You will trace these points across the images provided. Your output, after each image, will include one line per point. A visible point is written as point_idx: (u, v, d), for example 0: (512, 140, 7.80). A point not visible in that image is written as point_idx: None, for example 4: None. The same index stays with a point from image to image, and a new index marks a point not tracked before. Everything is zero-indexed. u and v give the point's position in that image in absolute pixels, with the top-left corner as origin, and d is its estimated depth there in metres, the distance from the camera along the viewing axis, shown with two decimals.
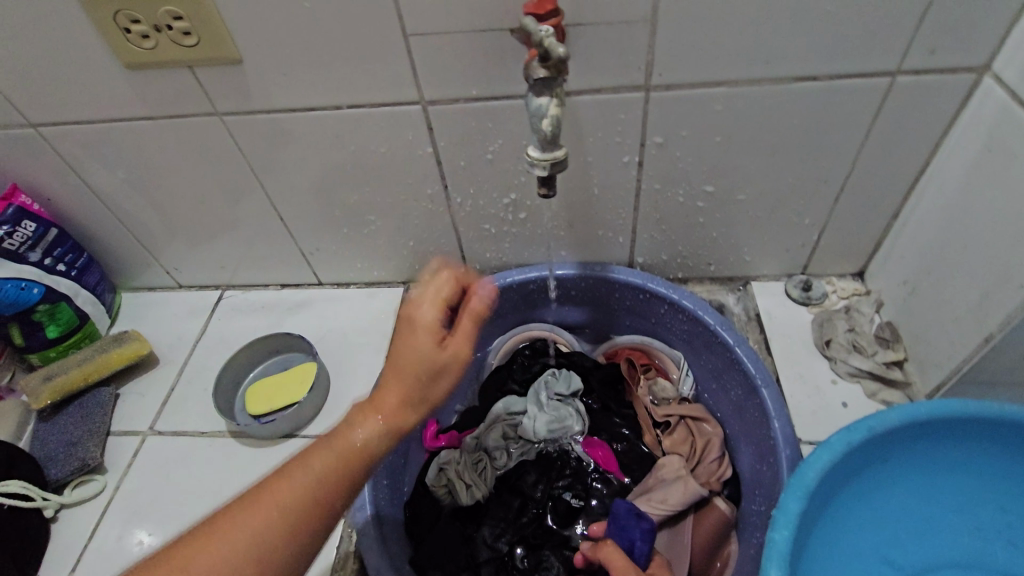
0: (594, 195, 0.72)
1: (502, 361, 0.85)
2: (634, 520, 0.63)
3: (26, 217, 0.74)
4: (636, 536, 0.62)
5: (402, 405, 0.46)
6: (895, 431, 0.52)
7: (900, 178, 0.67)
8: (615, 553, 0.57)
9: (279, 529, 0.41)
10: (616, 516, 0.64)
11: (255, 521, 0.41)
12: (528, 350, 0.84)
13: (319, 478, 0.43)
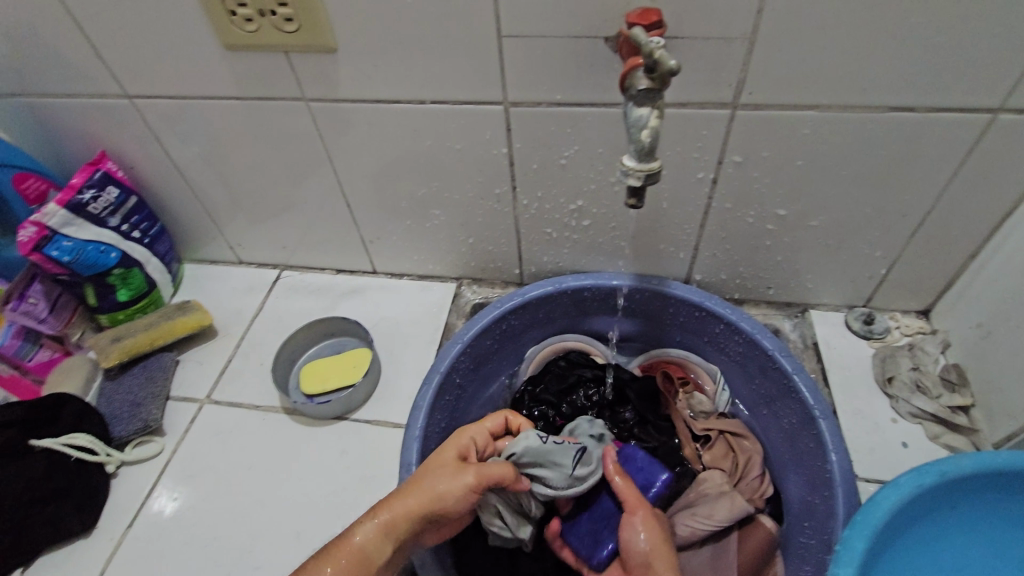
0: (663, 209, 0.71)
1: (536, 371, 0.85)
2: (657, 467, 0.67)
3: (110, 183, 0.78)
4: (656, 475, 0.66)
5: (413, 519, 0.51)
6: (966, 478, 0.51)
7: (985, 219, 0.65)
8: (624, 484, 0.62)
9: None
10: (635, 459, 0.68)
11: None
12: (563, 362, 0.82)
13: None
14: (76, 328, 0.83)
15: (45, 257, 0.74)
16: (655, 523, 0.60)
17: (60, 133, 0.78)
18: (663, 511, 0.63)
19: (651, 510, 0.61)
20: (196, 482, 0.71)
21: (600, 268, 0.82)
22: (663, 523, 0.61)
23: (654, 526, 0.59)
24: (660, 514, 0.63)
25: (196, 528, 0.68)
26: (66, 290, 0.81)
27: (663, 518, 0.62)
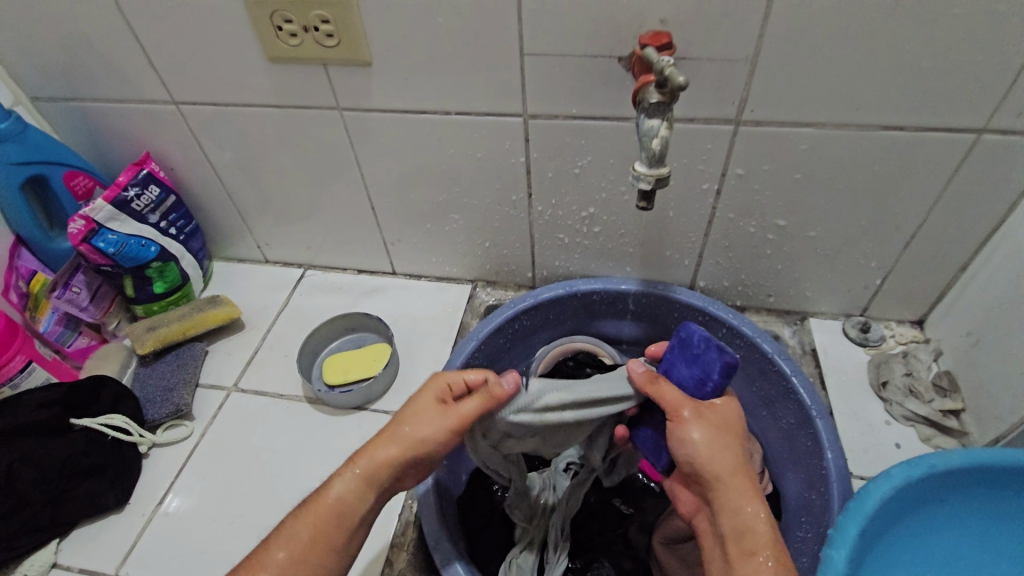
0: (669, 218, 0.76)
1: (545, 369, 0.87)
2: (713, 353, 0.55)
3: (152, 182, 0.83)
4: (718, 368, 0.55)
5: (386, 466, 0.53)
6: (955, 472, 0.53)
7: (973, 232, 0.69)
8: (671, 392, 0.55)
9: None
10: (694, 342, 0.56)
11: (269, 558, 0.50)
12: (571, 363, 0.85)
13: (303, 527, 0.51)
14: (113, 318, 0.89)
15: (92, 248, 0.80)
16: (712, 429, 0.52)
17: (108, 135, 0.84)
18: (730, 409, 0.55)
19: (707, 409, 0.54)
20: (222, 463, 0.76)
21: (609, 273, 0.87)
22: (728, 435, 0.52)
23: (718, 438, 0.52)
24: (731, 430, 0.53)
25: (221, 505, 0.72)
26: (106, 281, 0.87)
27: (728, 421, 0.53)
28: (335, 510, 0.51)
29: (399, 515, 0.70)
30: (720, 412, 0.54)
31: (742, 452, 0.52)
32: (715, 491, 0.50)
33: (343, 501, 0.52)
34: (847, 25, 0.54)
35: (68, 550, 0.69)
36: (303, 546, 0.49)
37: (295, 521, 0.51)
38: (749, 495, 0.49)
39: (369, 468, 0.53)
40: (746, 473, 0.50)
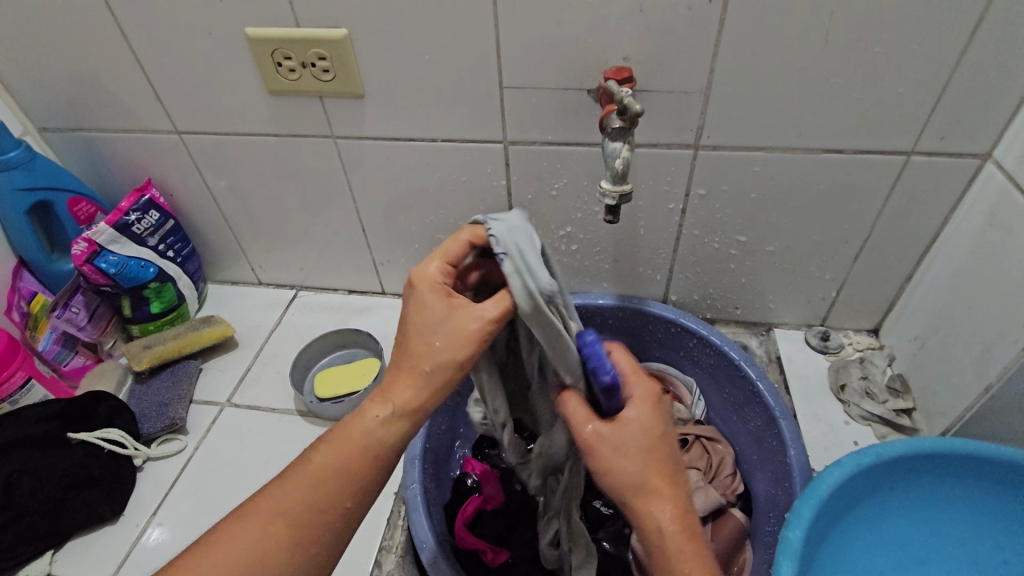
0: (640, 235, 0.82)
1: None
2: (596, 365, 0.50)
3: (152, 208, 0.88)
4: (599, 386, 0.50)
5: (411, 393, 0.51)
6: (901, 459, 0.58)
7: (914, 245, 0.76)
8: (575, 410, 0.53)
9: (292, 522, 0.48)
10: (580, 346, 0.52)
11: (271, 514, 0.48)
12: None
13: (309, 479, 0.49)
14: (109, 337, 0.92)
15: (93, 268, 0.83)
16: (605, 453, 0.49)
17: (111, 163, 0.89)
18: (633, 418, 0.50)
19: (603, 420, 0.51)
20: (216, 474, 0.78)
21: (586, 289, 0.92)
22: (622, 452, 0.49)
23: (624, 459, 0.49)
24: (635, 439, 0.49)
25: (214, 514, 0.74)
26: (104, 302, 0.90)
27: (628, 440, 0.49)
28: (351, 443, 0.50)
29: (388, 518, 0.73)
30: (622, 423, 0.50)
31: (652, 458, 0.49)
32: (625, 508, 0.49)
33: (369, 433, 0.50)
34: (787, 61, 0.62)
35: (63, 561, 0.71)
36: (317, 477, 0.49)
37: (320, 450, 0.50)
38: (659, 499, 0.48)
39: (398, 397, 0.51)
40: (651, 482, 0.48)
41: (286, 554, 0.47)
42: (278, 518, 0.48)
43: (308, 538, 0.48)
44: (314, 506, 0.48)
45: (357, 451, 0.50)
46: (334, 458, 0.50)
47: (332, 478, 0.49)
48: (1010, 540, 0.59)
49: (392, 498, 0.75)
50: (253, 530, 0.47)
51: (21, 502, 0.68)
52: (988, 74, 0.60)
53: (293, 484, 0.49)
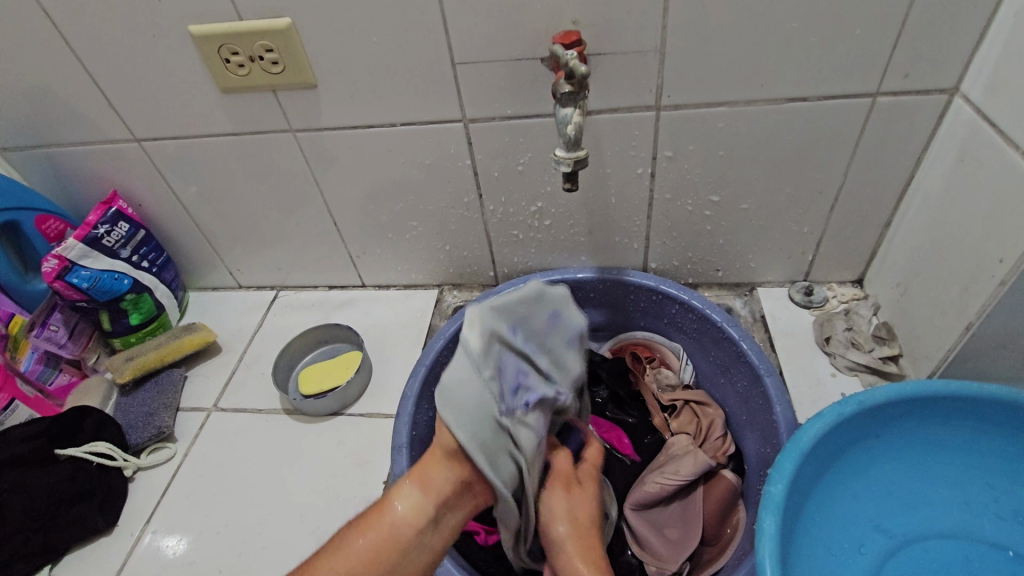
0: (612, 204, 0.81)
1: None
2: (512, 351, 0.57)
3: (122, 219, 0.87)
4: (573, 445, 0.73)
5: (435, 488, 0.56)
6: (882, 406, 0.57)
7: (888, 190, 0.75)
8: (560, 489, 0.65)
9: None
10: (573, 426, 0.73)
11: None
12: None
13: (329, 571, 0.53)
14: (92, 353, 0.92)
15: (66, 284, 0.83)
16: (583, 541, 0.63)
17: (75, 177, 0.88)
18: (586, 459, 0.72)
19: (577, 490, 0.66)
20: (206, 478, 0.78)
21: (566, 264, 0.91)
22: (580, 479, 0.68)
23: (590, 551, 0.62)
24: (594, 547, 0.63)
25: (207, 517, 0.74)
26: (83, 319, 0.90)
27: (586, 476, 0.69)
28: (381, 529, 0.55)
29: None
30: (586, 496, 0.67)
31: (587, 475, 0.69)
32: (558, 559, 0.63)
33: (405, 518, 0.56)
34: (739, 9, 0.60)
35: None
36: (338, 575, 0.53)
37: (349, 541, 0.55)
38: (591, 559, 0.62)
39: (427, 489, 0.56)
40: (584, 533, 0.64)
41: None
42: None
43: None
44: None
45: (391, 535, 0.55)
46: (359, 550, 0.54)
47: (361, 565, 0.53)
48: (1000, 477, 0.58)
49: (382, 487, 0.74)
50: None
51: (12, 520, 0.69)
52: (946, 5, 0.58)
53: (329, 566, 0.53)
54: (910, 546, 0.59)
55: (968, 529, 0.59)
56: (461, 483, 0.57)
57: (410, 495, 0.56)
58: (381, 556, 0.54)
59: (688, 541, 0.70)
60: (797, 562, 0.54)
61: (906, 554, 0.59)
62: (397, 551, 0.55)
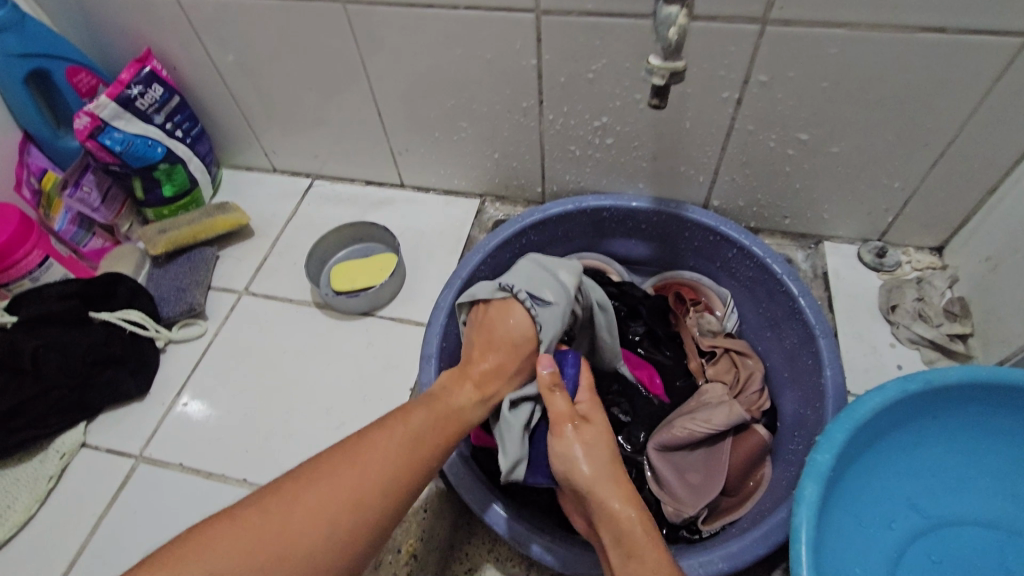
0: (686, 129, 0.73)
1: None
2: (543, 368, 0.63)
3: (156, 81, 0.81)
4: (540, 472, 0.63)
5: (496, 372, 0.60)
6: (952, 388, 0.53)
7: (1006, 152, 0.65)
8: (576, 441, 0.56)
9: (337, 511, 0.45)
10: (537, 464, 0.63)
11: (300, 509, 0.44)
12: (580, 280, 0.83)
13: (356, 482, 0.46)
14: (125, 221, 0.90)
15: (98, 145, 0.79)
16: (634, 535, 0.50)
17: (106, 28, 0.81)
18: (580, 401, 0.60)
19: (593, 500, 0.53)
20: (235, 360, 0.79)
21: (620, 190, 0.85)
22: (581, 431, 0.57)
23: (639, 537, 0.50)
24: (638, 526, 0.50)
25: (235, 398, 0.76)
26: (116, 183, 0.88)
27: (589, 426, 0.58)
28: (439, 411, 0.55)
29: None
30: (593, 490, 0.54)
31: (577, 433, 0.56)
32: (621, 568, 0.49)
33: (461, 408, 0.57)
34: None
35: (96, 433, 0.74)
36: (376, 478, 0.47)
37: (404, 417, 0.52)
38: (635, 524, 0.51)
39: (484, 383, 0.59)
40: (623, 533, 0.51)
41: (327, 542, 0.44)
42: (341, 494, 0.46)
43: (359, 529, 0.46)
44: (361, 501, 0.46)
45: (446, 417, 0.55)
46: (418, 427, 0.52)
47: (412, 451, 0.50)
48: None
49: (407, 393, 0.74)
50: (307, 508, 0.45)
51: (48, 376, 0.70)
52: None
53: (366, 456, 0.48)
54: (944, 529, 0.57)
55: (1009, 522, 0.56)
56: (512, 374, 0.61)
57: (466, 385, 0.59)
58: (410, 472, 0.49)
59: (708, 489, 0.68)
60: (827, 531, 0.53)
61: (938, 536, 0.57)
62: (449, 437, 0.54)
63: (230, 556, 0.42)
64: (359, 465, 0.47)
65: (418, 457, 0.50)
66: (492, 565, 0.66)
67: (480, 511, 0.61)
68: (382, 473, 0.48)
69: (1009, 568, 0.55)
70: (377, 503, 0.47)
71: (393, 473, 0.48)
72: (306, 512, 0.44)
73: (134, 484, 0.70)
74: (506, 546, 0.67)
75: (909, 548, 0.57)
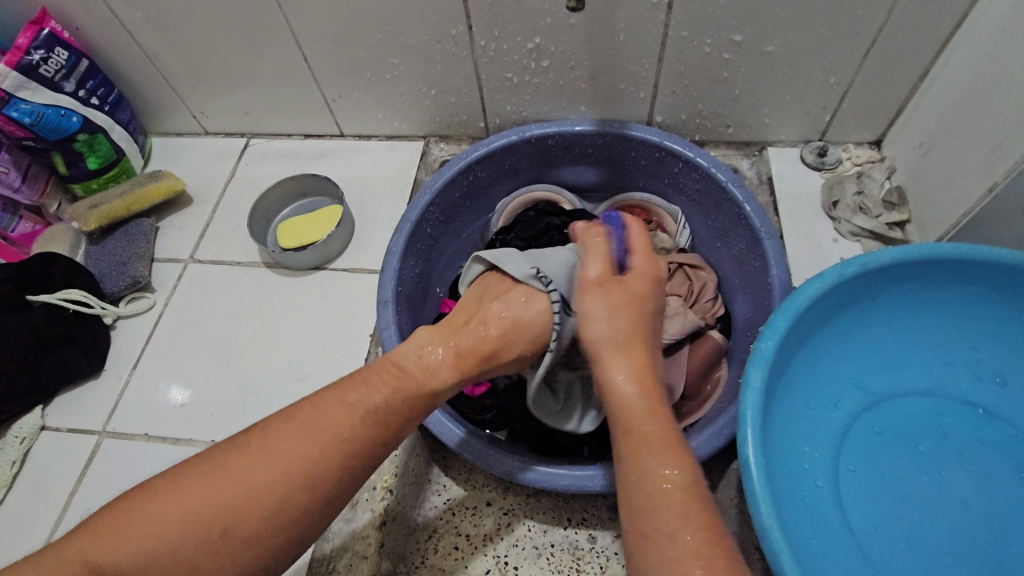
0: (620, 42, 0.71)
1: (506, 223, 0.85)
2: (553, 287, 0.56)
3: (57, 44, 0.75)
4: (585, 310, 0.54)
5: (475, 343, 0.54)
6: (885, 268, 0.55)
7: (934, 35, 0.66)
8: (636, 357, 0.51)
9: (303, 464, 0.41)
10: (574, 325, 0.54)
11: (268, 444, 0.41)
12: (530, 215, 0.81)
13: (331, 424, 0.43)
14: (52, 199, 0.85)
15: (5, 118, 0.74)
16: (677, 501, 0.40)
17: None
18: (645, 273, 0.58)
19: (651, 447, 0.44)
20: (189, 328, 0.77)
21: (563, 115, 0.83)
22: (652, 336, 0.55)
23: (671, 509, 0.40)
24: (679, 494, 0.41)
25: (195, 365, 0.75)
26: (35, 161, 0.82)
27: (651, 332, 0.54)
28: (405, 382, 0.49)
29: (366, 359, 0.73)
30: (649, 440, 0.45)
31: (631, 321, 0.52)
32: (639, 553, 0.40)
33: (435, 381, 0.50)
34: None
35: (54, 415, 0.72)
36: (352, 423, 0.43)
37: (370, 387, 0.46)
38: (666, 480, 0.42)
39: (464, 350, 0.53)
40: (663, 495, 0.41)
41: (298, 492, 0.40)
42: (300, 457, 0.41)
43: (306, 485, 0.41)
44: (329, 447, 0.42)
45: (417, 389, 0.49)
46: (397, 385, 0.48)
47: (381, 413, 0.45)
48: (986, 340, 0.58)
49: (368, 340, 0.74)
50: (267, 461, 0.40)
51: None
52: None
53: (345, 397, 0.45)
54: (886, 403, 0.60)
55: (944, 389, 0.59)
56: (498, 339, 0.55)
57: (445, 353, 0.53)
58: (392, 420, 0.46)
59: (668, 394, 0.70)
60: (774, 413, 0.55)
61: (881, 410, 0.60)
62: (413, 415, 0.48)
63: (189, 503, 0.38)
64: (341, 412, 0.43)
65: (398, 408, 0.47)
66: (469, 492, 0.68)
67: (457, 447, 0.62)
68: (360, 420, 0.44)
69: (948, 431, 0.58)
70: (328, 469, 0.42)
71: (370, 423, 0.44)
72: (273, 456, 0.40)
73: (101, 458, 0.69)
74: (481, 473, 0.69)
75: (855, 424, 0.59)
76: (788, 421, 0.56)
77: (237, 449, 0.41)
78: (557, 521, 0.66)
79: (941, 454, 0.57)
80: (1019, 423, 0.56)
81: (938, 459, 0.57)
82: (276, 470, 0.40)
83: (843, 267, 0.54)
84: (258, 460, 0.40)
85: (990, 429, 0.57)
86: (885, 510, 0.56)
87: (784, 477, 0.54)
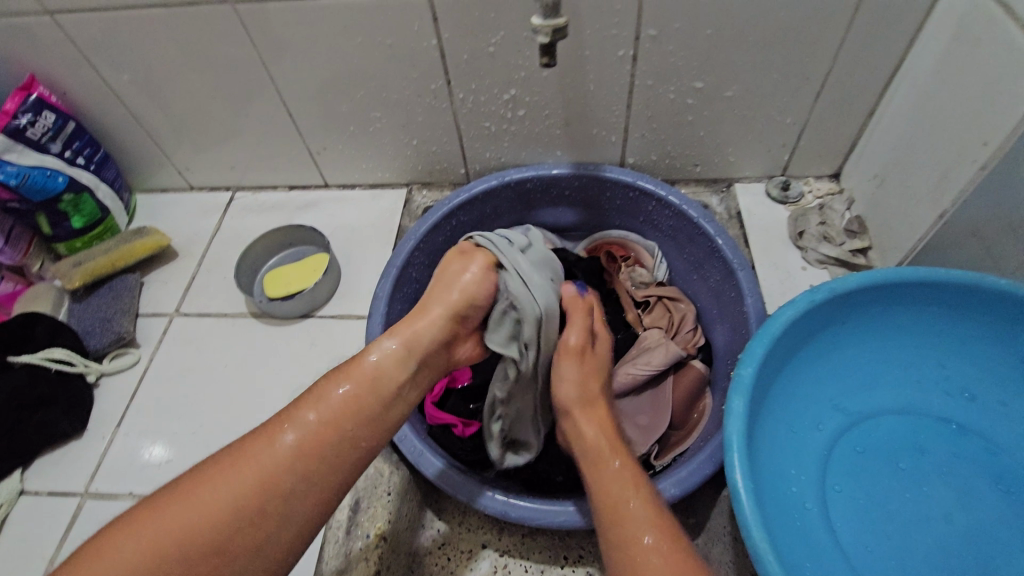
0: (590, 91, 0.75)
1: None
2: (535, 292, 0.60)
3: (45, 108, 0.77)
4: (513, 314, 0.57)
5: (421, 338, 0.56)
6: (852, 293, 0.58)
7: (876, 76, 0.72)
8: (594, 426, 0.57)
9: (236, 498, 0.45)
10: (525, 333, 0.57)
11: (207, 492, 0.45)
12: None
13: (268, 462, 0.47)
14: (34, 259, 0.85)
15: None
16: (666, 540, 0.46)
17: None
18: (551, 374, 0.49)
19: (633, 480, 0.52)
20: (174, 382, 0.77)
21: (541, 160, 0.87)
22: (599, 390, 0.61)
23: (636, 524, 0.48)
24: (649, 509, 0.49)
25: (180, 420, 0.74)
26: (18, 222, 0.83)
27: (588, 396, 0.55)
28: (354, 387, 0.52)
29: None
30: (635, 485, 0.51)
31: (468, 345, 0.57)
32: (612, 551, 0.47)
33: (382, 373, 0.53)
34: None
35: (34, 478, 0.70)
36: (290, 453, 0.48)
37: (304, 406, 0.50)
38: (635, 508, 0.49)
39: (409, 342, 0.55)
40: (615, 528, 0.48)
41: (227, 531, 0.44)
42: (229, 502, 0.45)
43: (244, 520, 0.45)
44: (270, 482, 0.46)
45: (369, 385, 0.52)
46: (337, 399, 0.51)
47: (320, 438, 0.49)
48: (953, 356, 0.61)
49: None
50: (201, 510, 0.44)
51: None
52: None
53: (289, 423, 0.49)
54: (864, 423, 0.62)
55: (918, 406, 0.62)
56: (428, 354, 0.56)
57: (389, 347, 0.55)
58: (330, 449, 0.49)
59: (655, 424, 0.72)
60: (759, 438, 0.57)
61: (860, 430, 0.62)
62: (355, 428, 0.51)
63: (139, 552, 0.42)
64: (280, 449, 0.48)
65: (333, 434, 0.50)
66: (463, 535, 0.68)
67: (434, 477, 0.62)
68: (300, 456, 0.48)
69: (927, 447, 0.60)
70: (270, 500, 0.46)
71: (306, 455, 0.48)
72: (212, 505, 0.44)
73: (84, 521, 0.67)
74: (476, 515, 0.69)
75: (836, 445, 0.61)
76: (773, 445, 0.58)
77: (180, 497, 0.45)
78: (555, 560, 0.65)
79: (923, 471, 0.59)
80: (991, 436, 0.59)
81: (920, 475, 0.59)
82: (218, 512, 0.44)
83: (816, 293, 0.57)
84: (201, 508, 0.44)
85: (964, 444, 0.59)
86: (873, 529, 0.57)
87: (773, 500, 0.56)
